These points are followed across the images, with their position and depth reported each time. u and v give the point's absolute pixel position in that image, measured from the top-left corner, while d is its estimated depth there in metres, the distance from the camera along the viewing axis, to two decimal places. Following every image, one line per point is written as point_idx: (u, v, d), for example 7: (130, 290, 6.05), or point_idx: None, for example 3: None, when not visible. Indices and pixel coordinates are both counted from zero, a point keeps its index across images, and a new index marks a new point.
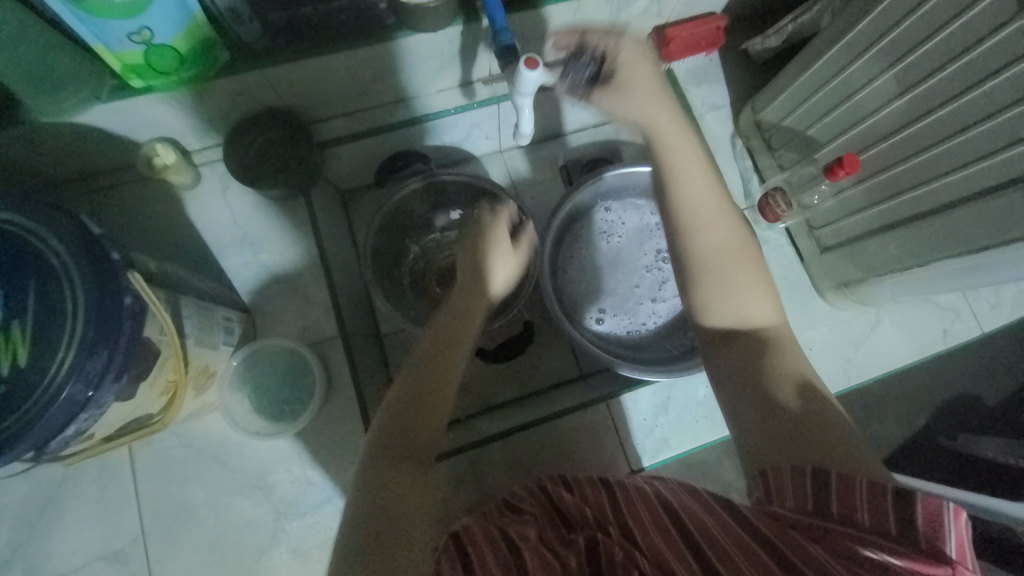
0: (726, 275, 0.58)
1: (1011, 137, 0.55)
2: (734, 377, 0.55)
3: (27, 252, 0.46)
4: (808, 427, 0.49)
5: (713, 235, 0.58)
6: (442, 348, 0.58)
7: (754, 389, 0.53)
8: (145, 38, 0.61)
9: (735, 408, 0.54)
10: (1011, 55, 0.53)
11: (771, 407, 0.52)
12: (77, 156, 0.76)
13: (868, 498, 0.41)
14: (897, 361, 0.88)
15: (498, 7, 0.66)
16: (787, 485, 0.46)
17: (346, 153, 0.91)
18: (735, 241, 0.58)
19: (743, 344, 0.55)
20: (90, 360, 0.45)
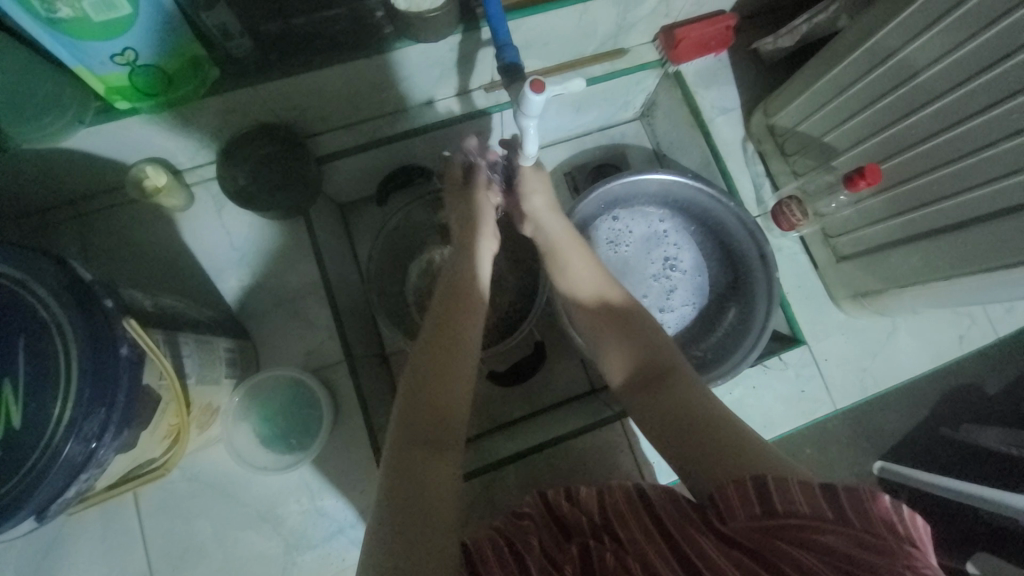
0: (622, 316, 0.65)
1: None
2: (659, 414, 0.57)
3: (17, 307, 0.44)
4: (720, 443, 0.51)
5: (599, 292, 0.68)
6: (440, 374, 0.56)
7: (686, 417, 0.55)
8: (128, 58, 0.57)
9: (654, 426, 0.57)
10: None
11: (697, 426, 0.54)
12: (62, 182, 0.73)
13: (801, 489, 0.42)
14: (913, 369, 0.86)
15: (502, 21, 0.61)
16: (734, 502, 0.45)
17: (346, 167, 0.87)
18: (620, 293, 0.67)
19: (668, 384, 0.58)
20: (87, 420, 0.42)
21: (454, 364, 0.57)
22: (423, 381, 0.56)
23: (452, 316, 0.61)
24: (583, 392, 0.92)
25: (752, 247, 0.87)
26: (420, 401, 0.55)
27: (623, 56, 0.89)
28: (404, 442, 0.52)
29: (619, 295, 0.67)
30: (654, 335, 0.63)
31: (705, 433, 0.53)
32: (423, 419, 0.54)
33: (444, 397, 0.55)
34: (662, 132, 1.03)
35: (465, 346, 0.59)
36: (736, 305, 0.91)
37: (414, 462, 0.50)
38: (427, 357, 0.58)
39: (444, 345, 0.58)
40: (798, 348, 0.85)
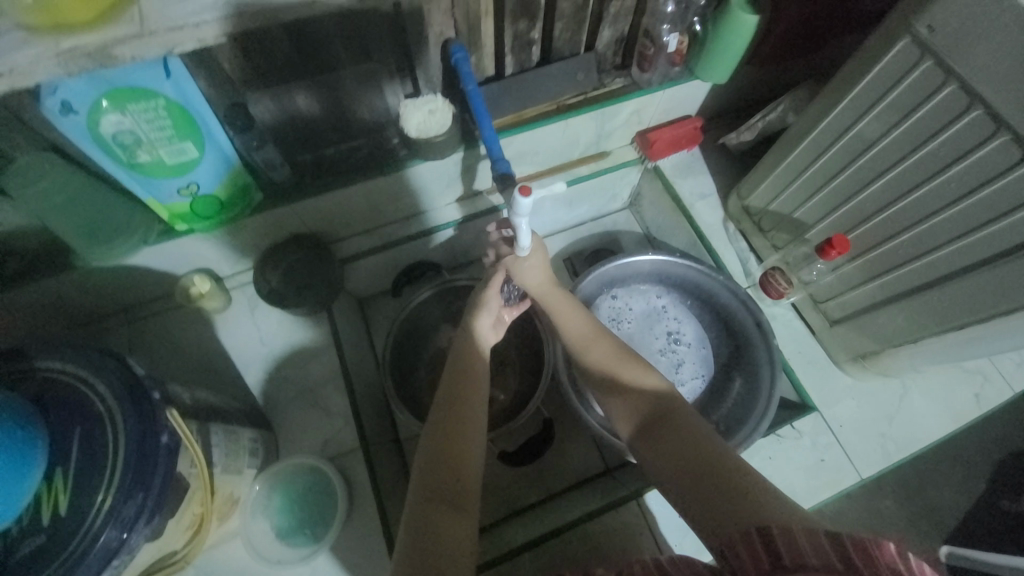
0: (619, 366, 0.67)
1: (990, 213, 0.59)
2: (664, 463, 0.57)
3: (75, 400, 0.50)
4: (724, 490, 0.51)
5: (593, 348, 0.70)
6: (453, 434, 0.60)
7: (689, 465, 0.55)
8: (191, 191, 0.70)
9: (661, 478, 0.57)
10: (970, 143, 0.58)
11: (701, 474, 0.53)
12: (121, 293, 0.84)
13: (807, 540, 0.42)
14: (936, 432, 0.84)
15: (496, 140, 0.72)
16: (743, 557, 0.44)
17: (365, 266, 0.98)
18: (613, 345, 0.70)
19: (667, 431, 0.59)
20: (125, 506, 0.46)
21: (464, 429, 0.61)
22: (438, 441, 0.60)
23: (461, 378, 0.66)
24: (598, 472, 0.91)
25: (748, 317, 0.91)
26: (435, 463, 0.58)
27: (606, 157, 1.02)
28: (424, 500, 0.56)
29: (613, 347, 0.70)
30: (647, 381, 0.65)
31: (703, 474, 0.53)
32: (440, 477, 0.57)
33: (458, 454, 0.59)
34: (650, 218, 1.13)
35: (475, 406, 0.64)
36: (742, 374, 0.92)
37: (431, 520, 0.54)
38: (441, 418, 0.62)
39: (454, 415, 0.62)
40: (809, 415, 0.85)
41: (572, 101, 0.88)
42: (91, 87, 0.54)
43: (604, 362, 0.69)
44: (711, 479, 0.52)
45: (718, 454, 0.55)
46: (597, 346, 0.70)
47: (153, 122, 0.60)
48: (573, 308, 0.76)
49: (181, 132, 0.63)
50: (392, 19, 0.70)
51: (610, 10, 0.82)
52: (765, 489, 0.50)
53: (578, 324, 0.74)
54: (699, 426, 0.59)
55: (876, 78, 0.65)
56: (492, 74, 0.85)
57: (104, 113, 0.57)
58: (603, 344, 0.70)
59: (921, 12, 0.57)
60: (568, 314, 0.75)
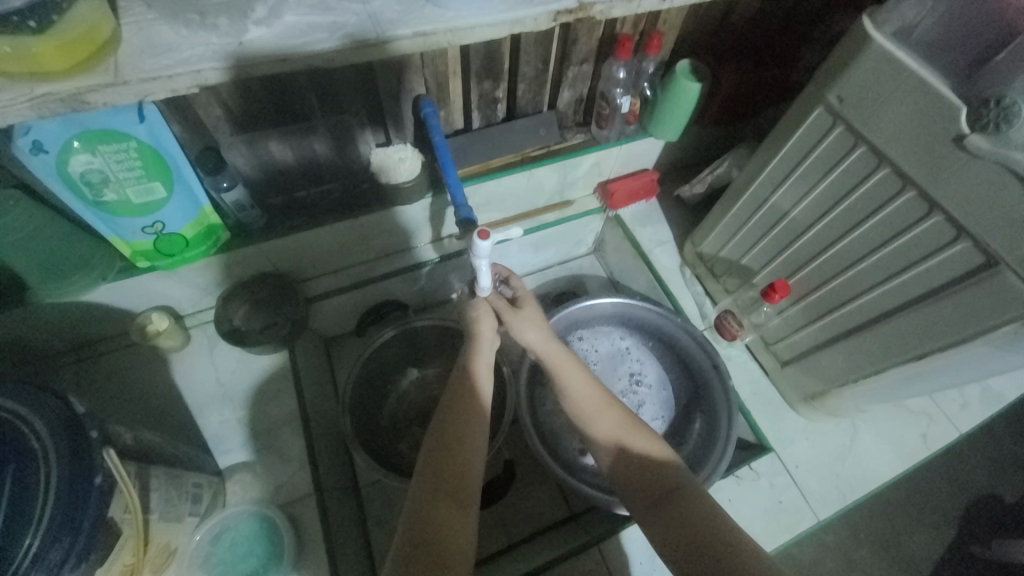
0: (629, 437, 0.67)
1: (907, 260, 0.65)
2: (671, 538, 0.57)
3: (8, 437, 0.48)
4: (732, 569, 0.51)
5: (602, 417, 0.68)
6: (454, 442, 0.63)
7: (698, 542, 0.55)
8: (157, 229, 0.72)
9: (667, 551, 0.57)
10: (882, 197, 0.65)
11: (711, 551, 0.53)
12: (72, 330, 0.82)
13: None
14: (888, 473, 0.86)
15: (460, 188, 0.76)
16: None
17: (331, 305, 0.98)
18: (623, 416, 0.69)
19: (676, 508, 0.59)
20: (52, 549, 0.43)
21: (468, 426, 0.65)
22: (439, 449, 0.63)
23: (465, 391, 0.69)
24: (561, 518, 0.89)
25: (704, 359, 0.94)
26: (437, 466, 0.61)
27: (570, 205, 1.08)
28: (425, 501, 0.59)
29: (621, 418, 0.68)
30: (658, 456, 0.65)
31: (712, 546, 0.54)
32: (441, 480, 0.61)
33: (459, 457, 0.63)
34: (613, 263, 1.18)
35: (478, 414, 0.67)
36: (701, 415, 0.94)
37: (436, 515, 0.58)
38: (444, 425, 0.65)
39: (459, 412, 0.66)
40: (765, 455, 0.86)
41: (536, 153, 0.95)
42: (65, 129, 0.57)
43: (611, 434, 0.67)
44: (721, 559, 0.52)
45: (727, 533, 0.55)
46: (604, 415, 0.68)
47: (124, 162, 0.62)
48: (584, 371, 0.73)
49: (151, 173, 0.65)
50: (364, 77, 0.76)
51: (568, 74, 0.90)
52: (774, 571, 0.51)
53: (589, 388, 0.71)
54: (710, 503, 0.59)
55: (800, 140, 0.72)
56: (459, 127, 0.91)
57: (74, 153, 0.59)
58: (612, 414, 0.68)
59: (830, 86, 0.65)
60: (578, 379, 0.72)
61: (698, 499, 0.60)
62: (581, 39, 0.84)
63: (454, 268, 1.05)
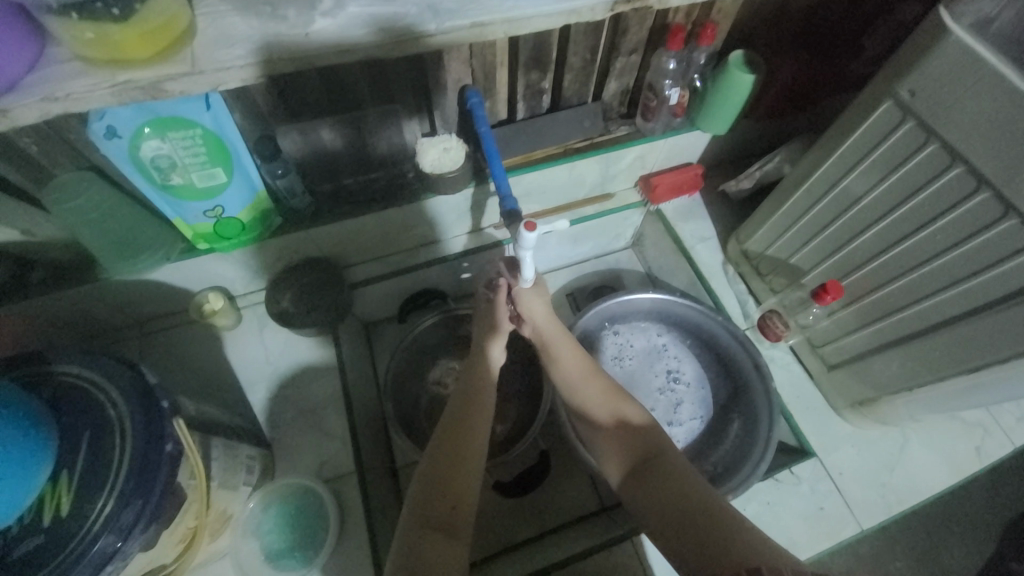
0: (615, 405, 0.70)
1: (978, 265, 0.61)
2: (655, 504, 0.60)
3: (88, 403, 0.52)
4: (712, 531, 0.53)
5: (590, 388, 0.72)
6: (449, 472, 0.62)
7: (679, 505, 0.58)
8: (217, 213, 0.75)
9: (653, 516, 0.59)
10: (954, 197, 0.61)
11: (692, 516, 0.56)
12: (137, 306, 0.87)
13: None
14: (938, 485, 0.83)
15: (505, 179, 0.76)
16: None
17: (373, 291, 1.01)
18: (610, 385, 0.72)
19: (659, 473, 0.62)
20: (124, 512, 0.47)
21: (465, 453, 0.63)
22: (434, 480, 0.61)
23: (463, 422, 0.66)
24: (593, 511, 0.89)
25: (746, 358, 0.92)
26: (431, 498, 0.60)
27: (610, 198, 1.07)
28: (416, 527, 0.58)
29: (608, 387, 0.71)
30: (642, 422, 0.67)
31: (699, 518, 0.55)
32: (433, 512, 0.59)
33: (454, 489, 0.61)
34: (652, 258, 1.16)
35: (475, 446, 0.65)
36: (740, 414, 0.92)
37: (428, 546, 0.56)
38: (441, 454, 0.63)
39: (457, 436, 0.65)
40: (808, 460, 0.84)
41: (579, 145, 0.94)
42: (137, 115, 0.60)
43: (598, 403, 0.70)
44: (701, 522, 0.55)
45: (707, 499, 0.57)
46: (592, 385, 0.72)
47: (190, 148, 0.65)
48: (572, 344, 0.76)
49: (214, 159, 0.68)
50: (414, 67, 0.77)
51: (615, 65, 0.88)
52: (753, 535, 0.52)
53: (576, 361, 0.74)
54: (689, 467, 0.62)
55: (864, 136, 0.69)
56: (504, 118, 0.91)
57: (145, 138, 0.62)
58: (600, 384, 0.72)
59: (901, 78, 0.62)
60: (567, 353, 0.75)
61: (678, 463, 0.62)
62: (632, 29, 0.82)
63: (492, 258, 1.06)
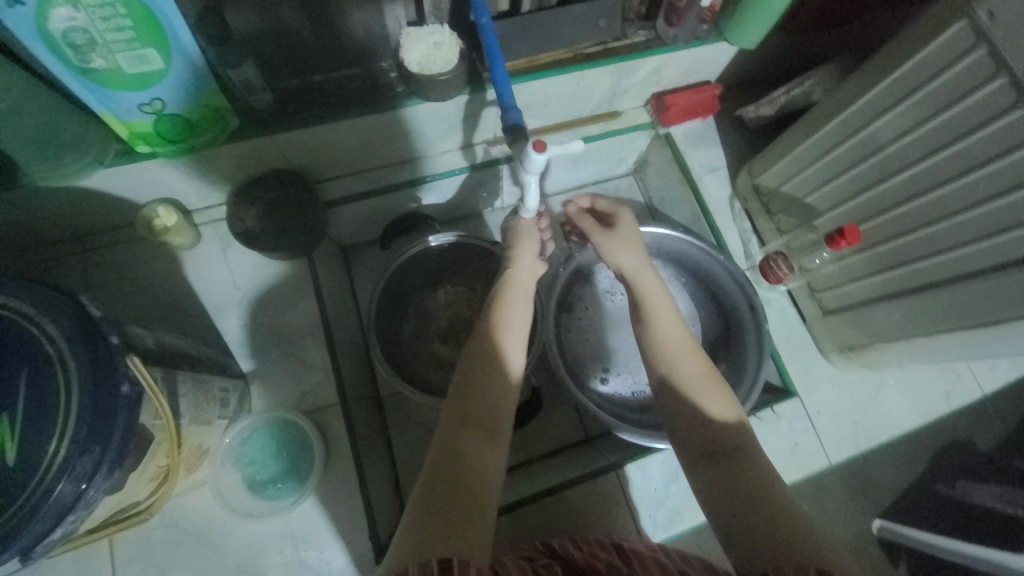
0: (699, 382, 0.58)
1: (1008, 222, 0.57)
2: (719, 484, 0.52)
3: (19, 339, 0.44)
4: (777, 526, 0.46)
5: (682, 358, 0.59)
6: (479, 394, 0.55)
7: (748, 491, 0.50)
8: (156, 108, 0.61)
9: (711, 499, 0.51)
10: (1006, 144, 0.55)
11: (760, 510, 0.48)
12: (74, 218, 0.75)
13: None
14: (902, 424, 0.87)
15: (507, 85, 0.65)
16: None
17: (350, 211, 0.91)
18: (704, 362, 0.60)
19: (741, 459, 0.52)
20: (81, 459, 0.42)
21: (499, 359, 0.58)
22: (468, 398, 0.55)
23: (496, 344, 0.60)
24: (576, 441, 0.92)
25: (741, 300, 0.90)
26: (462, 418, 0.53)
27: (617, 117, 0.96)
28: (451, 429, 0.52)
29: (701, 367, 0.59)
30: (728, 409, 0.56)
31: (753, 495, 0.49)
32: (464, 435, 0.52)
33: (487, 400, 0.55)
34: (654, 188, 1.08)
35: (507, 366, 0.58)
36: (728, 355, 0.92)
37: (463, 443, 0.51)
38: (471, 362, 0.58)
39: (493, 342, 0.60)
40: (790, 400, 0.86)
41: (591, 50, 0.80)
42: None
43: (683, 378, 0.58)
44: (765, 511, 0.47)
45: (783, 492, 0.49)
46: (686, 360, 0.59)
47: (111, 21, 0.51)
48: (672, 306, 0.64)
49: (143, 37, 0.53)
50: None
51: None
52: (825, 538, 0.45)
53: (675, 329, 0.61)
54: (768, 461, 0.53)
55: (924, 61, 0.60)
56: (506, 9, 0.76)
57: (52, 5, 0.48)
58: (698, 361, 0.59)
59: None
60: (667, 314, 0.62)
61: (757, 454, 0.53)
62: None
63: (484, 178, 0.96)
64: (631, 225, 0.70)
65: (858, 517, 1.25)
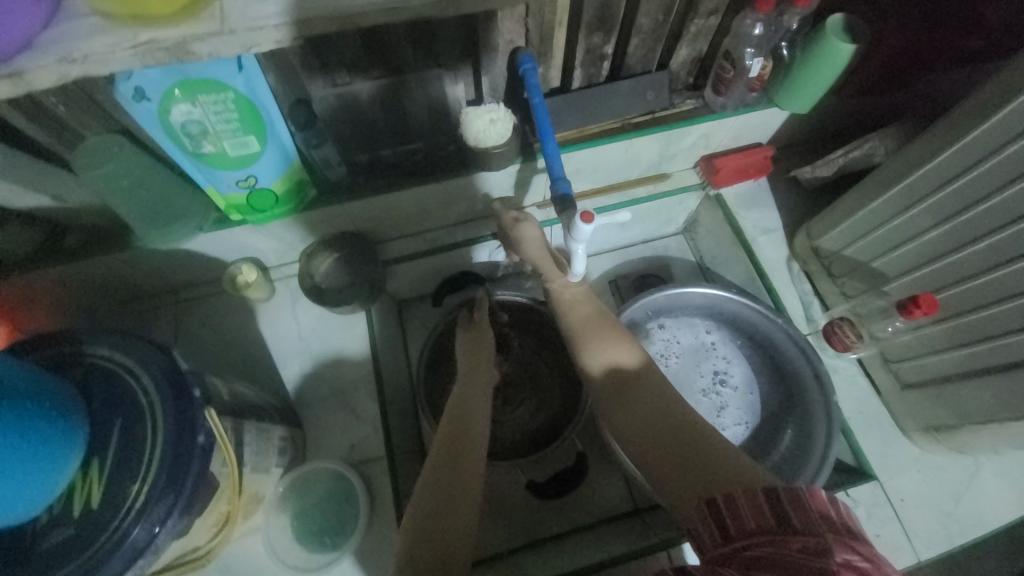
0: (597, 336, 0.65)
1: None
2: (625, 428, 0.55)
3: (119, 389, 0.50)
4: (680, 449, 0.50)
5: (576, 321, 0.68)
6: (448, 476, 0.55)
7: (648, 429, 0.53)
8: (249, 183, 0.70)
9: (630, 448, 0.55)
10: None
11: (661, 441, 0.52)
12: (173, 274, 0.85)
13: (746, 498, 0.41)
14: (1010, 521, 0.75)
15: (558, 159, 0.69)
16: (706, 528, 0.43)
17: (407, 268, 0.97)
18: (593, 315, 0.67)
19: (634, 392, 0.57)
20: (157, 504, 0.46)
21: (475, 407, 0.64)
22: (434, 478, 0.55)
23: (462, 412, 0.63)
24: (625, 511, 0.87)
25: (806, 366, 0.84)
26: (433, 487, 0.54)
27: (665, 179, 0.97)
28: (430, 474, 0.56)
29: (596, 322, 0.67)
30: (620, 346, 0.62)
31: (678, 447, 0.50)
32: (440, 482, 0.55)
33: (464, 445, 0.59)
34: (705, 246, 1.07)
35: (479, 408, 0.64)
36: (793, 427, 0.85)
37: (438, 486, 0.54)
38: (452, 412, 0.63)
39: (469, 392, 0.66)
40: (866, 483, 0.78)
41: (638, 119, 0.83)
42: (166, 78, 0.55)
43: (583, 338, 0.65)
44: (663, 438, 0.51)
45: (668, 407, 0.54)
46: (581, 321, 0.67)
47: (221, 114, 0.60)
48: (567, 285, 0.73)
49: (245, 126, 0.62)
50: (464, 26, 0.68)
51: (690, 29, 0.77)
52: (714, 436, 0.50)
53: (576, 306, 0.70)
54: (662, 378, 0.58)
55: (994, 128, 0.57)
56: (557, 86, 0.82)
57: (177, 104, 0.58)
58: (589, 315, 0.67)
59: None
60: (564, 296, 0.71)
61: (648, 377, 0.58)
62: None
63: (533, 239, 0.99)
64: (535, 228, 0.80)
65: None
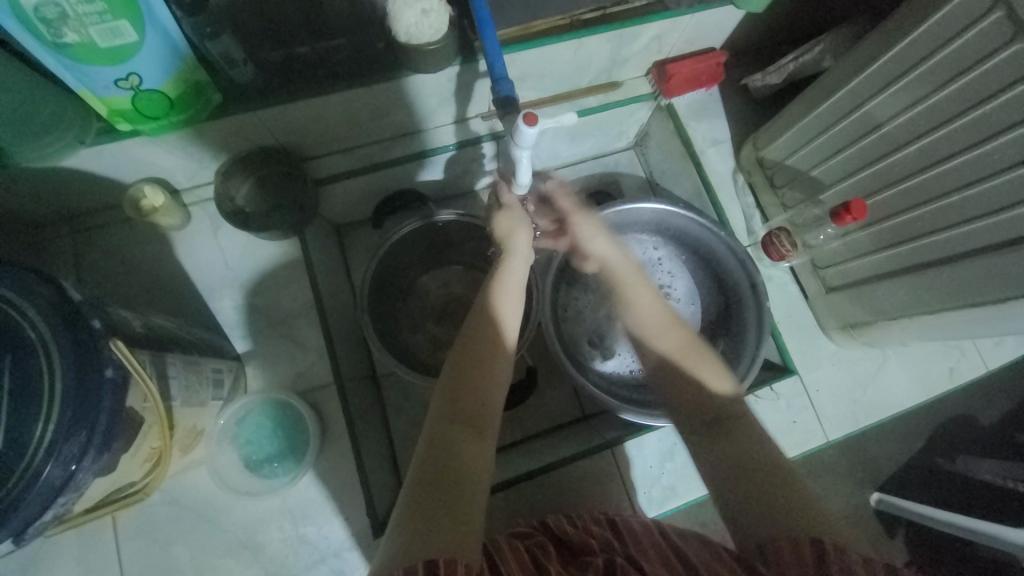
0: (689, 361, 0.63)
1: (1011, 199, 0.56)
2: (712, 452, 0.55)
3: (2, 324, 0.44)
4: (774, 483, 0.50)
5: (661, 335, 0.65)
6: (479, 356, 0.58)
7: (743, 457, 0.53)
8: (133, 83, 0.58)
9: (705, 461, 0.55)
10: (1016, 116, 0.53)
11: (758, 471, 0.51)
12: (60, 199, 0.74)
13: (862, 561, 0.41)
14: (904, 402, 0.86)
15: (499, 56, 0.61)
16: (786, 557, 0.44)
17: (343, 189, 0.89)
18: (683, 335, 0.65)
19: (727, 420, 0.57)
20: (67, 443, 0.42)
21: (491, 352, 0.58)
22: (463, 371, 0.56)
23: (490, 333, 0.60)
24: (574, 419, 0.92)
25: (742, 276, 0.88)
26: (446, 443, 0.51)
27: (617, 88, 0.92)
28: (437, 429, 0.52)
29: (679, 344, 0.65)
30: (717, 378, 0.61)
31: (782, 490, 0.49)
32: (452, 439, 0.51)
33: (476, 398, 0.55)
34: (655, 161, 1.05)
35: (498, 355, 0.59)
36: (728, 333, 0.91)
37: (450, 440, 0.51)
38: (462, 355, 0.58)
39: (487, 334, 0.60)
40: (789, 377, 0.85)
41: (587, 16, 0.76)
42: None
43: (665, 359, 0.64)
44: (762, 472, 0.51)
45: (769, 448, 0.54)
46: (667, 336, 0.65)
47: None
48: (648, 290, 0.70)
49: (116, 9, 0.50)
50: None
51: None
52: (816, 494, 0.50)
53: (654, 312, 0.67)
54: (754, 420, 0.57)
55: (940, 23, 0.56)
56: None
57: None
58: (675, 337, 0.65)
59: None
60: (644, 301, 0.69)
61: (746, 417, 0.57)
62: None
63: (477, 154, 0.93)
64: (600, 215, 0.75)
65: (854, 488, 1.25)
